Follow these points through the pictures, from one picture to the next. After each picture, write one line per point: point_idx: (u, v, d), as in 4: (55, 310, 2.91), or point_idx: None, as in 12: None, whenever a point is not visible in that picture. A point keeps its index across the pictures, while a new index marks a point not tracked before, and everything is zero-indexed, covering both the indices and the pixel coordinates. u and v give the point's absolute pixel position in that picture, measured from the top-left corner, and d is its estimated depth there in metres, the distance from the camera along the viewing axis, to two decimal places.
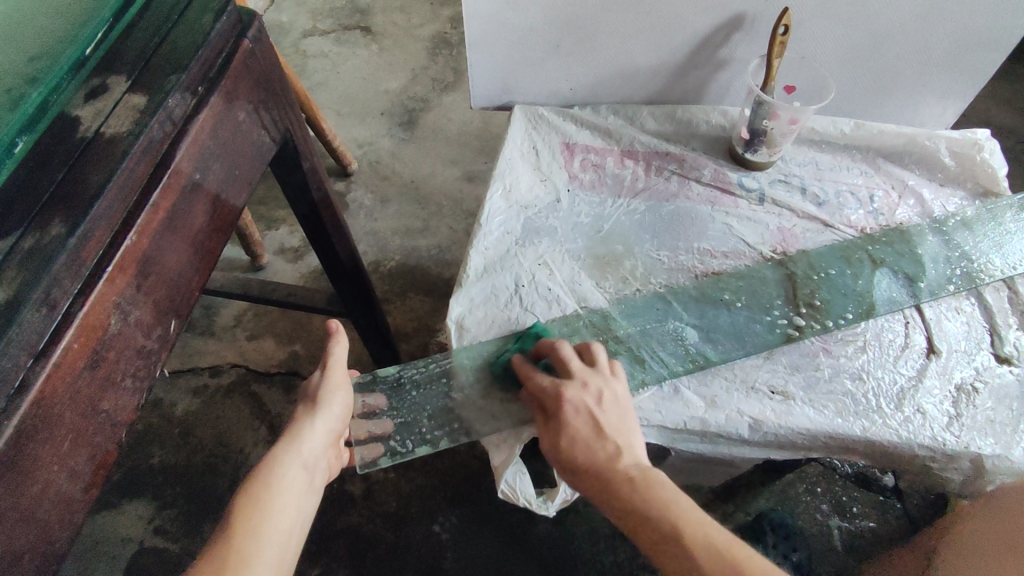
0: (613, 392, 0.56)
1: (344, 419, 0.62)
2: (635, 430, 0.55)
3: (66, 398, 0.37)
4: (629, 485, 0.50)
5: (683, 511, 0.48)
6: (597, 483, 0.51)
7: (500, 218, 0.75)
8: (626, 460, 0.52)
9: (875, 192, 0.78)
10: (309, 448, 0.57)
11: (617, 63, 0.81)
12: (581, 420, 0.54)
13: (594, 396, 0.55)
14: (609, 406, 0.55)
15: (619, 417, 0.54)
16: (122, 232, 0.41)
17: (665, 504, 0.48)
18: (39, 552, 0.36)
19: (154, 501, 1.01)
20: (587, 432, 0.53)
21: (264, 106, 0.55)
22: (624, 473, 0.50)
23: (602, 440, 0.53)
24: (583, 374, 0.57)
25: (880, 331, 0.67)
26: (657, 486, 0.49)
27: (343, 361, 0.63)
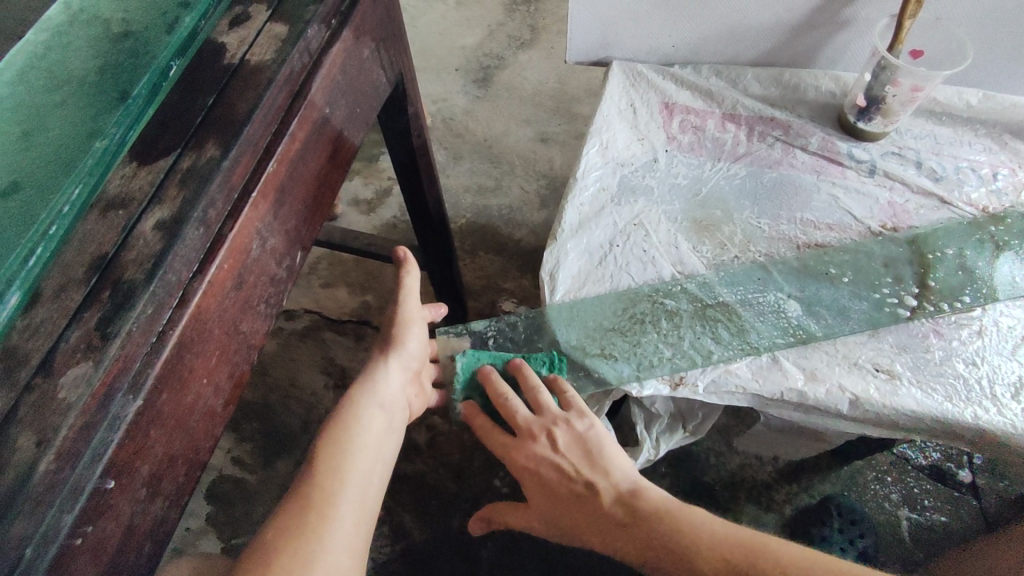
0: (570, 428, 0.61)
1: (419, 358, 0.66)
2: (607, 454, 0.60)
3: (216, 316, 0.39)
4: (618, 523, 0.56)
5: (671, 518, 0.55)
6: (588, 531, 0.58)
7: (596, 174, 0.73)
8: (604, 494, 0.58)
9: (1000, 169, 0.73)
10: (384, 388, 0.61)
11: (727, 19, 0.77)
12: (547, 475, 0.60)
13: (550, 443, 0.61)
14: (570, 446, 0.61)
15: (584, 456, 0.60)
16: (265, 158, 0.42)
17: (655, 526, 0.54)
18: (189, 457, 0.39)
19: (233, 433, 1.07)
20: (560, 484, 0.59)
21: (384, 46, 0.55)
22: (609, 513, 0.57)
23: (574, 484, 0.59)
24: (533, 421, 0.62)
25: (999, 317, 0.63)
26: (635, 508, 0.56)
27: (413, 289, 0.66)
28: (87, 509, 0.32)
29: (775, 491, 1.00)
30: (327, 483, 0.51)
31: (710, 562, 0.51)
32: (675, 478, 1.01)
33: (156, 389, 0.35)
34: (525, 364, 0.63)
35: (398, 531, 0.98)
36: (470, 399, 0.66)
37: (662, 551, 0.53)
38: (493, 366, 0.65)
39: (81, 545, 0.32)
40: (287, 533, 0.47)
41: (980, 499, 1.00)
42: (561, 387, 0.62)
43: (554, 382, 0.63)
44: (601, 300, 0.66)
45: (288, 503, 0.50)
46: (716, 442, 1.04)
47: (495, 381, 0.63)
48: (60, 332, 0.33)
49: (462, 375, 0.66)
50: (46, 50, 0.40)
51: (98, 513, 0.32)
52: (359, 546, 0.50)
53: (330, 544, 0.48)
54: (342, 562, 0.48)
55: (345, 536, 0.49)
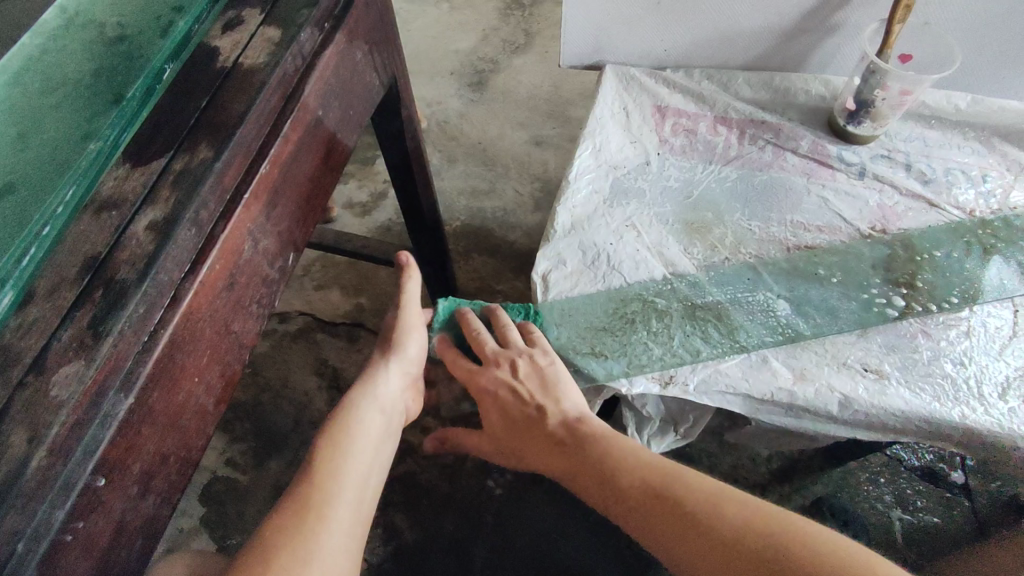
0: (530, 360, 0.63)
1: (418, 363, 0.67)
2: (564, 387, 0.62)
3: (208, 315, 0.39)
4: (561, 444, 0.59)
5: (609, 446, 0.57)
6: (534, 448, 0.61)
7: (588, 176, 0.74)
8: (552, 418, 0.60)
9: (987, 172, 0.74)
10: (384, 393, 0.62)
11: (718, 23, 0.78)
12: (504, 399, 0.63)
13: (510, 372, 0.63)
14: (529, 376, 0.62)
15: (539, 385, 0.61)
16: (257, 160, 0.42)
17: (595, 451, 0.57)
18: (180, 456, 0.39)
19: (226, 435, 1.07)
20: (514, 408, 0.62)
21: (377, 49, 0.55)
22: (554, 433, 0.59)
23: (527, 409, 0.61)
24: (498, 352, 0.64)
25: (986, 318, 0.64)
26: (580, 433, 0.58)
27: (415, 297, 0.67)
28: (77, 506, 0.32)
29: (767, 491, 1.01)
30: (327, 485, 0.51)
31: (634, 484, 0.53)
32: None
33: (146, 388, 0.35)
34: (499, 310, 0.67)
35: (392, 533, 0.99)
36: (443, 330, 0.68)
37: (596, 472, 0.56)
38: (470, 308, 0.68)
39: (71, 541, 0.32)
40: (286, 533, 0.47)
41: (972, 500, 1.00)
42: (528, 327, 0.65)
43: (524, 324, 0.66)
44: (592, 300, 0.66)
45: (287, 503, 0.50)
46: (709, 443, 1.05)
47: (468, 318, 0.66)
48: (52, 331, 0.34)
49: (441, 314, 0.69)
50: (42, 53, 0.41)
51: (88, 510, 0.33)
52: (356, 548, 0.50)
53: (328, 544, 0.48)
54: (339, 560, 0.48)
55: (343, 534, 0.49)
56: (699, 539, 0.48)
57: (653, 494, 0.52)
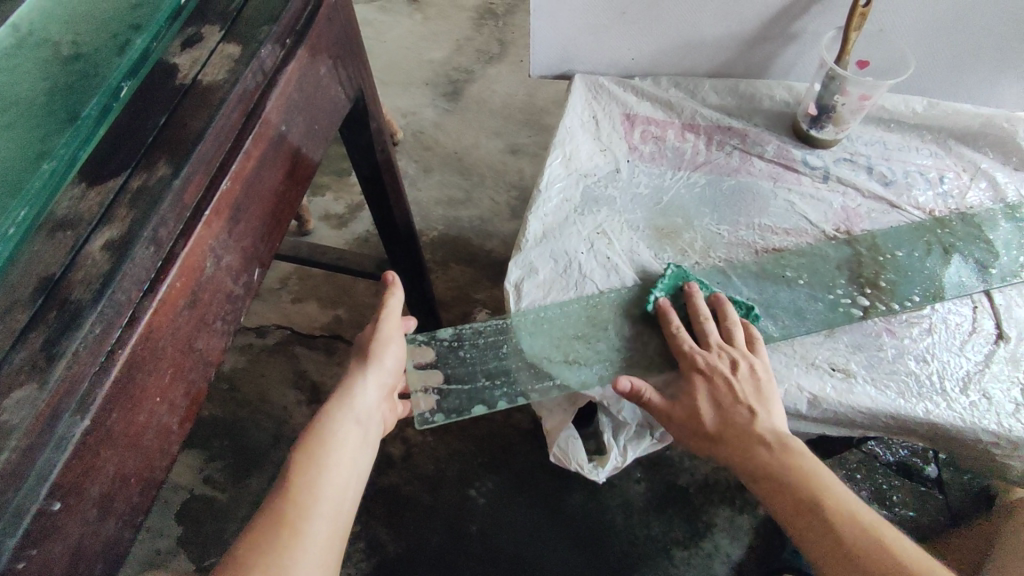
0: (752, 365, 0.58)
1: (395, 374, 0.64)
2: (775, 401, 0.56)
3: (169, 334, 0.39)
4: (768, 452, 0.53)
5: (821, 483, 0.51)
6: (734, 450, 0.54)
7: (559, 185, 0.75)
8: (762, 426, 0.54)
9: (945, 173, 0.76)
10: (360, 403, 0.60)
11: (683, 33, 0.79)
12: (715, 387, 0.56)
13: (730, 364, 0.58)
14: (747, 376, 0.57)
15: (755, 389, 0.56)
16: (218, 176, 0.42)
17: (805, 475, 0.51)
18: (143, 477, 0.38)
19: (203, 453, 1.05)
20: (724, 396, 0.56)
21: (341, 63, 0.55)
22: (763, 439, 0.53)
23: (740, 408, 0.55)
24: (722, 345, 0.60)
25: (947, 314, 0.66)
26: (795, 455, 0.52)
27: (397, 311, 0.64)
28: (31, 532, 0.31)
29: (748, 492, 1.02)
30: (300, 502, 0.50)
31: (863, 543, 0.47)
32: (651, 482, 1.02)
33: (103, 411, 0.35)
34: (727, 303, 0.63)
35: (374, 546, 0.98)
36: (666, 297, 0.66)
37: (812, 495, 0.50)
38: (699, 287, 0.64)
39: (25, 568, 0.31)
40: (259, 552, 0.47)
41: (945, 494, 1.01)
42: (751, 330, 0.61)
43: (748, 326, 0.62)
44: (566, 308, 0.67)
45: (259, 520, 0.49)
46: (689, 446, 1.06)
47: (699, 299, 0.63)
48: (4, 354, 0.33)
49: (667, 282, 0.67)
50: None
51: (43, 536, 0.32)
52: (332, 564, 0.50)
53: (302, 562, 0.48)
54: None
55: (318, 552, 0.49)
56: None
57: (874, 545, 0.47)
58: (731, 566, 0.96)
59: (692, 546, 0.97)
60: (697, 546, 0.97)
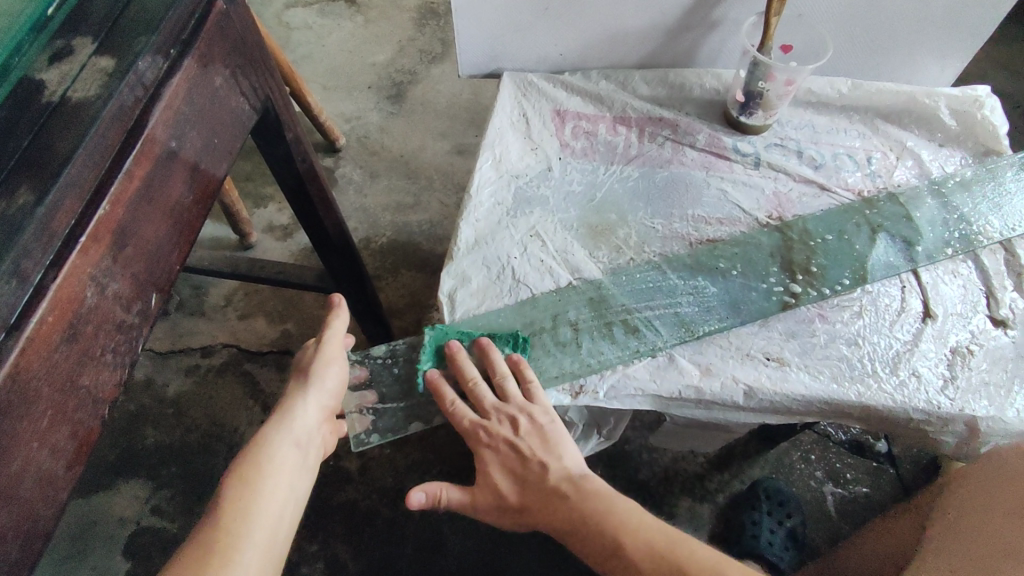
0: (532, 417, 0.58)
1: (339, 395, 0.62)
2: (563, 443, 0.58)
3: (43, 373, 0.36)
4: (565, 501, 0.55)
5: (618, 517, 0.54)
6: (537, 513, 0.55)
7: (490, 187, 0.73)
8: (553, 476, 0.56)
9: (872, 155, 0.77)
10: (299, 428, 0.57)
11: (608, 26, 0.78)
12: (502, 455, 0.57)
13: (511, 426, 0.58)
14: (530, 431, 0.58)
15: (540, 442, 0.57)
16: (95, 200, 0.39)
17: (597, 514, 0.54)
18: (22, 529, 0.36)
19: (150, 482, 1.01)
20: (515, 464, 0.57)
21: (242, 72, 0.53)
22: (557, 491, 0.55)
23: (530, 469, 0.57)
24: (498, 405, 0.59)
25: (877, 296, 0.67)
26: (586, 494, 0.55)
27: (339, 333, 0.63)
28: None
29: (708, 480, 1.02)
30: (232, 530, 0.47)
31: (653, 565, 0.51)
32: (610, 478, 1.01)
33: None
34: (491, 344, 0.61)
35: (333, 565, 0.95)
36: (434, 367, 0.62)
37: (606, 532, 0.53)
38: (461, 343, 0.62)
39: None
40: None
41: (896, 467, 1.04)
42: (524, 373, 0.60)
43: (520, 368, 0.61)
44: (501, 314, 0.65)
45: (187, 550, 0.46)
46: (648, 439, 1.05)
47: (463, 360, 0.61)
48: None
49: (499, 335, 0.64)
50: None
51: None
52: None
53: None
54: None
55: None
56: None
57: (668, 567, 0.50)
58: None
59: None
60: None
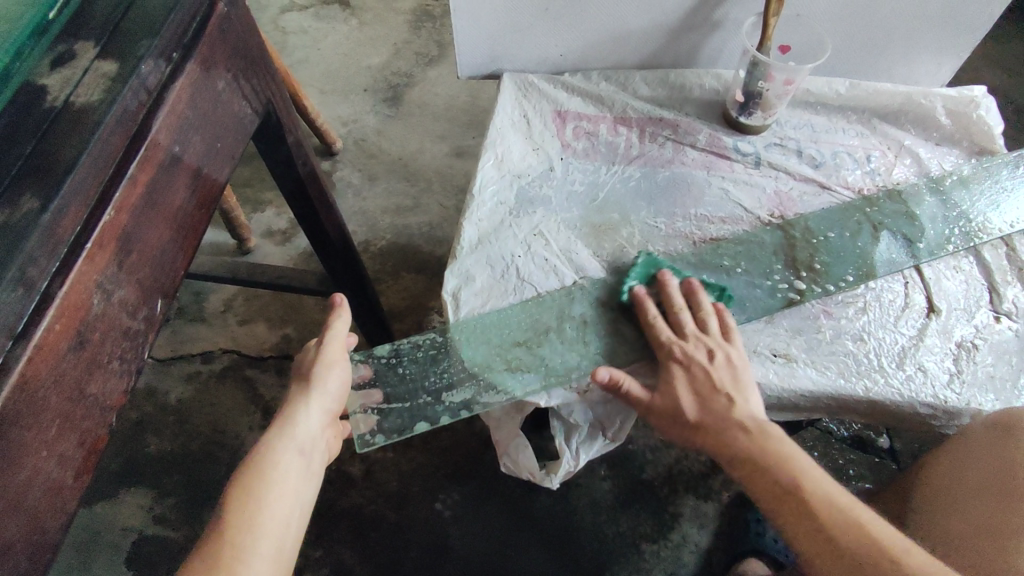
0: (727, 352, 0.58)
1: (341, 399, 0.61)
2: (749, 384, 0.57)
3: (51, 382, 0.36)
4: (745, 435, 0.52)
5: (797, 463, 0.50)
6: (710, 435, 0.54)
7: (493, 188, 0.73)
8: (740, 411, 0.54)
9: (871, 152, 0.78)
10: (302, 433, 0.56)
11: (608, 26, 0.78)
12: (693, 375, 0.57)
13: (707, 354, 0.58)
14: (723, 364, 0.57)
15: (731, 376, 0.56)
16: (100, 206, 0.39)
17: (784, 457, 0.51)
18: (31, 541, 0.35)
19: (153, 490, 1.00)
20: (701, 385, 0.56)
21: (244, 75, 0.52)
22: (739, 424, 0.53)
23: (718, 394, 0.55)
24: (699, 335, 0.59)
25: (880, 292, 0.67)
26: (770, 435, 0.52)
27: (339, 337, 0.62)
28: None
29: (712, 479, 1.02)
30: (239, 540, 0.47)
31: (840, 522, 0.47)
32: (615, 479, 1.01)
33: None
34: (700, 287, 0.64)
35: (339, 570, 0.95)
36: (639, 286, 0.65)
37: (786, 475, 0.50)
38: (671, 274, 0.65)
39: None
40: None
41: (898, 462, 1.04)
42: (726, 318, 0.61)
43: (721, 313, 0.62)
44: (506, 315, 0.65)
45: (194, 561, 0.46)
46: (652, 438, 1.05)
47: (672, 290, 0.63)
48: None
49: (639, 270, 0.67)
50: None
51: None
52: None
53: None
54: None
55: None
56: (867, 556, 0.45)
57: (858, 530, 0.46)
58: (699, 555, 0.96)
59: (660, 539, 0.97)
60: (667, 538, 0.97)
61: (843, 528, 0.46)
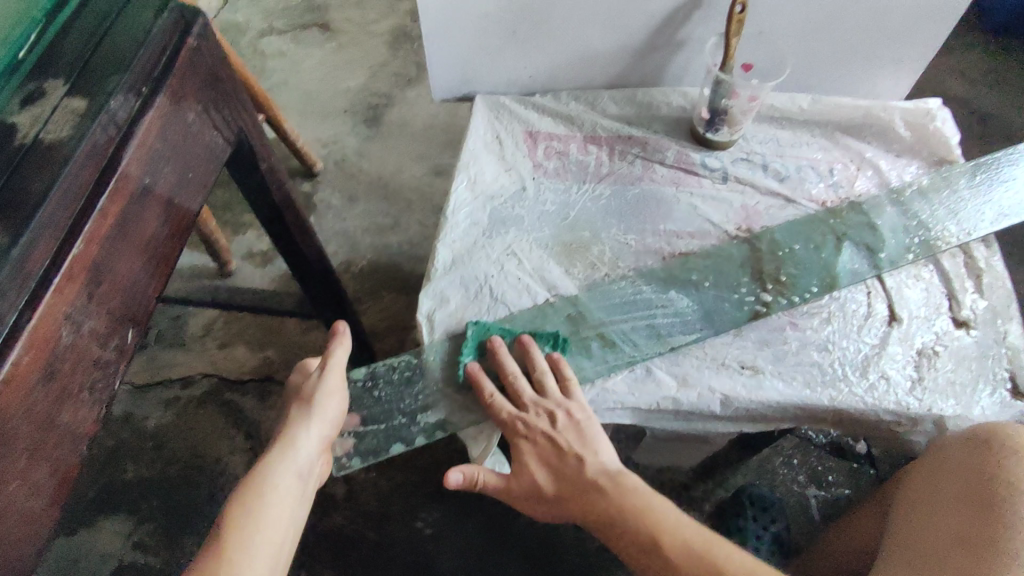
0: (568, 411, 0.59)
1: (338, 423, 0.61)
2: (599, 437, 0.59)
3: (21, 414, 0.36)
4: (602, 495, 0.54)
5: (649, 511, 0.53)
6: (572, 502, 0.55)
7: (466, 209, 0.74)
8: (590, 470, 0.56)
9: (834, 165, 0.80)
10: (302, 457, 0.56)
11: (576, 48, 0.81)
12: (539, 447, 0.58)
13: (548, 419, 0.59)
14: (567, 424, 0.59)
15: (579, 436, 0.58)
16: (70, 238, 0.40)
17: (631, 510, 0.53)
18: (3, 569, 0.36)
19: (131, 517, 0.99)
20: (550, 456, 0.57)
21: (215, 106, 0.53)
22: (594, 484, 0.55)
23: (568, 460, 0.57)
24: (536, 399, 0.60)
25: (844, 302, 0.69)
26: (623, 489, 0.55)
27: (341, 363, 0.63)
28: None
29: (692, 490, 1.03)
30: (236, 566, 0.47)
31: (689, 563, 0.50)
32: None
33: None
34: (532, 341, 0.64)
35: None
36: (474, 361, 0.64)
37: (637, 527, 0.52)
38: (502, 340, 0.64)
39: None
40: None
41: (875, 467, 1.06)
42: (561, 369, 0.62)
43: (558, 365, 0.63)
44: (480, 334, 0.66)
45: None
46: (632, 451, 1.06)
47: (504, 355, 0.63)
48: None
49: (472, 340, 0.65)
50: None
51: None
52: None
53: None
54: None
55: None
56: None
57: (705, 567, 0.50)
58: None
59: None
60: None
61: (695, 573, 0.49)
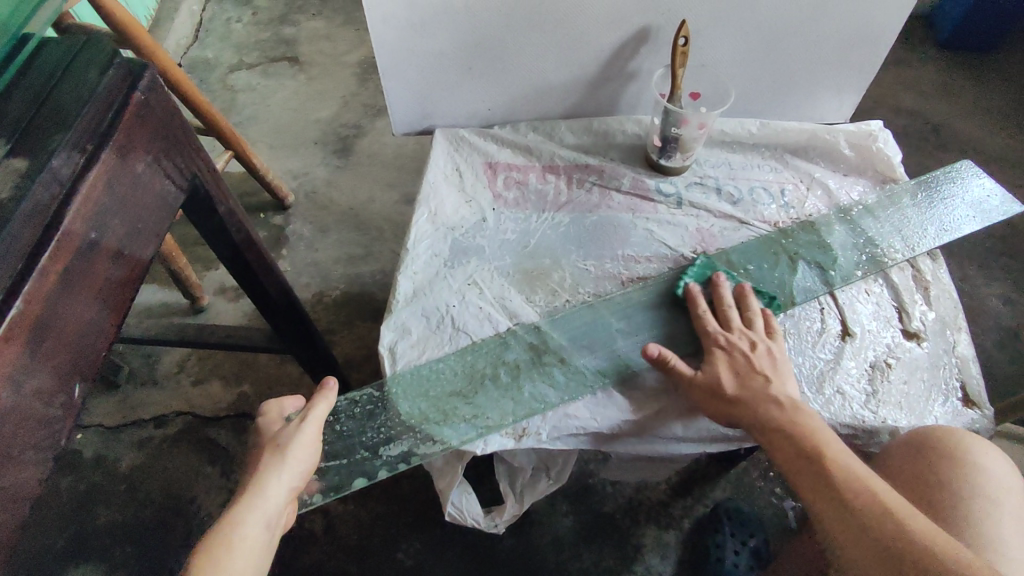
0: (767, 346, 0.62)
1: (307, 475, 0.60)
2: (789, 378, 0.60)
3: None
4: (778, 412, 0.56)
5: (826, 440, 0.54)
6: (745, 408, 0.57)
7: (427, 241, 0.75)
8: (775, 392, 0.58)
9: (785, 186, 0.83)
10: (272, 506, 0.54)
11: (530, 81, 0.83)
12: (732, 359, 0.61)
13: (749, 344, 0.62)
14: (766, 355, 0.61)
15: (772, 367, 0.60)
16: (9, 298, 0.40)
17: (809, 431, 0.55)
18: None
19: (102, 564, 0.97)
20: (742, 368, 0.60)
21: (166, 154, 0.54)
22: (775, 401, 0.57)
23: (755, 376, 0.59)
24: (743, 329, 0.64)
25: (799, 320, 0.71)
26: (804, 414, 0.56)
27: (320, 418, 0.62)
28: None
29: (672, 507, 1.03)
30: None
31: (855, 484, 0.50)
32: (576, 515, 1.02)
33: None
34: (750, 291, 0.68)
35: None
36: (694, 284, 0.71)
37: (811, 444, 0.54)
38: (726, 279, 0.70)
39: None
40: None
41: None
42: (771, 320, 0.65)
43: (767, 316, 0.66)
44: (441, 366, 0.67)
45: None
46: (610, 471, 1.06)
47: (726, 289, 0.68)
48: None
49: (695, 271, 0.73)
50: None
51: None
52: None
53: None
54: None
55: None
56: (887, 525, 0.47)
57: (870, 493, 0.49)
58: None
59: (623, 572, 0.98)
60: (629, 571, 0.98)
61: (861, 495, 0.49)
